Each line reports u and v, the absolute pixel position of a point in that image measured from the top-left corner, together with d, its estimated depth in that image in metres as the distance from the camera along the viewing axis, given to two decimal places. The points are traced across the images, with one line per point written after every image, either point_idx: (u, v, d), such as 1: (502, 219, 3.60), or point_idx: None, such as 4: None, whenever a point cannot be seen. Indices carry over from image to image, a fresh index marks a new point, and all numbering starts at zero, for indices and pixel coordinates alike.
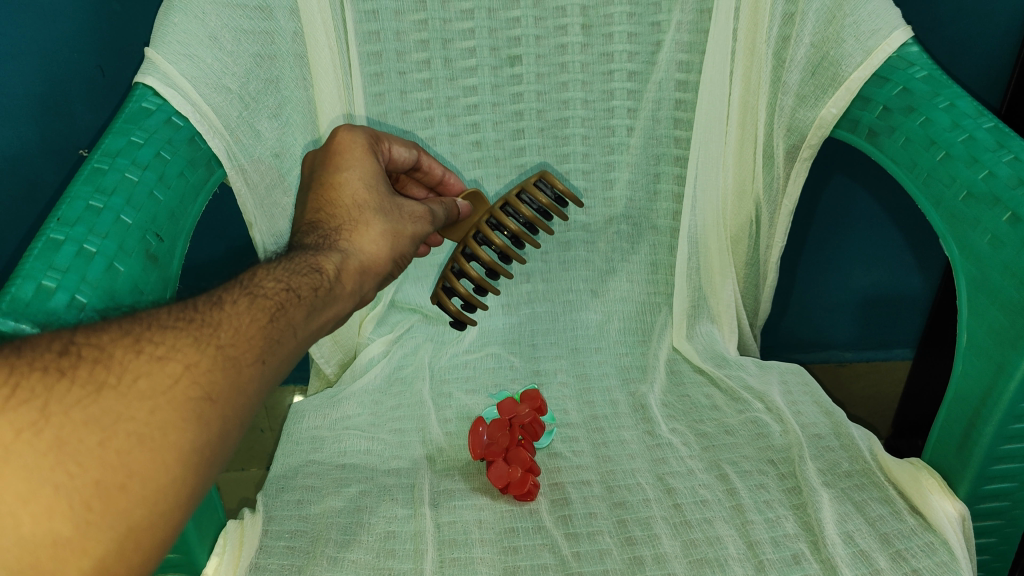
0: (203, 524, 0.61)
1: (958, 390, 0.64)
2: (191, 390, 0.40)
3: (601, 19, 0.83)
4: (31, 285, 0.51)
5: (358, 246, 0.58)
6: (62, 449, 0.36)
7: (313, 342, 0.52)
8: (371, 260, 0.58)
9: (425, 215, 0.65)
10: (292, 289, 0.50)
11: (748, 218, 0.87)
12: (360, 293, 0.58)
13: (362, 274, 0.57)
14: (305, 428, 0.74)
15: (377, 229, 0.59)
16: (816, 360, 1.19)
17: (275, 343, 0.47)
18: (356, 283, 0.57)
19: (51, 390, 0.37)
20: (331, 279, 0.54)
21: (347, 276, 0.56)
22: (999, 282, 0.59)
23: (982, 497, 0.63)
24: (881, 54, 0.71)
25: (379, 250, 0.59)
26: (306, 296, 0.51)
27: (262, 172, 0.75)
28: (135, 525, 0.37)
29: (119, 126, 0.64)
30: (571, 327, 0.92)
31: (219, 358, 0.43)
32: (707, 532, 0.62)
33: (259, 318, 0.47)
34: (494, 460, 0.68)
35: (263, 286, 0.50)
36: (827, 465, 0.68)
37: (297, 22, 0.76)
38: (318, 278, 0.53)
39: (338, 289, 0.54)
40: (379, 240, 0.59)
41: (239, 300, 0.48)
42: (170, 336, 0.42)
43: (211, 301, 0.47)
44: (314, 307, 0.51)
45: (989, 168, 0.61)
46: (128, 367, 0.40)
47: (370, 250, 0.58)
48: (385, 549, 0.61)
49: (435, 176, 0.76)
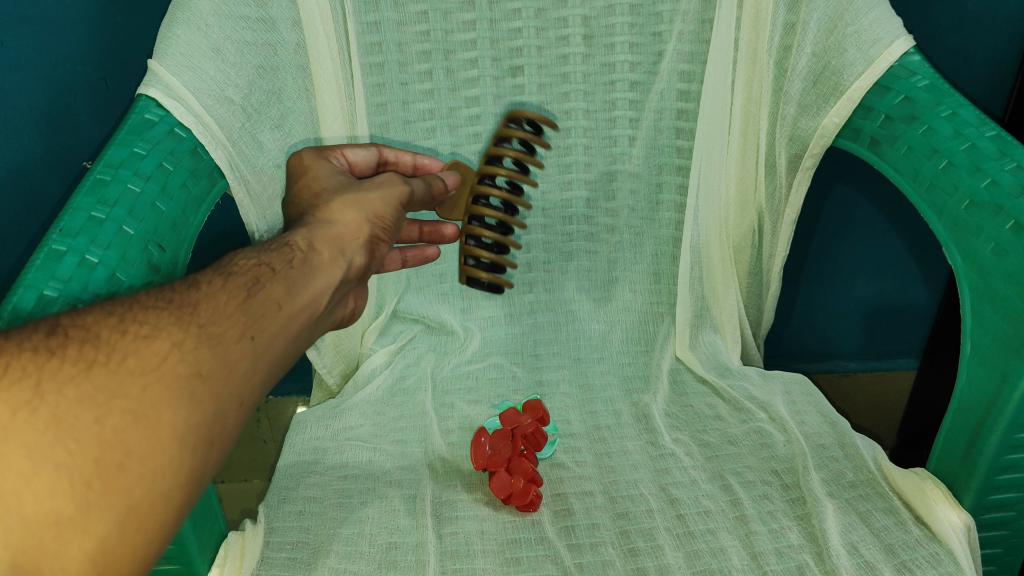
0: (203, 533, 0.60)
1: (963, 399, 0.63)
2: (180, 366, 0.41)
3: (603, 29, 0.83)
4: (33, 294, 0.51)
5: (328, 219, 0.57)
6: (60, 427, 0.37)
7: (309, 317, 0.51)
8: (344, 229, 0.56)
9: (392, 180, 0.62)
10: (265, 264, 0.50)
11: (751, 228, 0.86)
12: (348, 259, 0.56)
13: (339, 240, 0.56)
14: (307, 438, 0.74)
15: (339, 203, 0.58)
16: (820, 370, 1.18)
17: (257, 318, 0.47)
18: (336, 250, 0.55)
19: (43, 369, 0.38)
20: (304, 250, 0.53)
21: (321, 245, 0.54)
22: (1002, 291, 0.59)
23: (987, 507, 0.63)
24: (884, 63, 0.71)
25: (350, 216, 0.57)
26: (281, 269, 0.50)
27: (265, 182, 0.75)
28: (136, 503, 0.37)
29: (122, 136, 0.64)
30: (573, 337, 0.92)
31: (202, 335, 0.43)
32: (711, 543, 0.62)
33: (236, 295, 0.47)
34: (497, 471, 0.68)
35: (237, 266, 0.50)
36: (832, 475, 0.68)
37: (299, 34, 0.77)
38: (289, 252, 0.52)
39: (314, 259, 0.53)
40: (348, 212, 0.58)
41: (215, 280, 0.48)
42: (153, 316, 0.43)
43: (188, 283, 0.47)
44: (291, 279, 0.50)
45: (992, 176, 0.61)
46: (116, 347, 0.40)
47: (340, 220, 0.57)
48: (387, 560, 0.61)
49: (406, 164, 0.74)
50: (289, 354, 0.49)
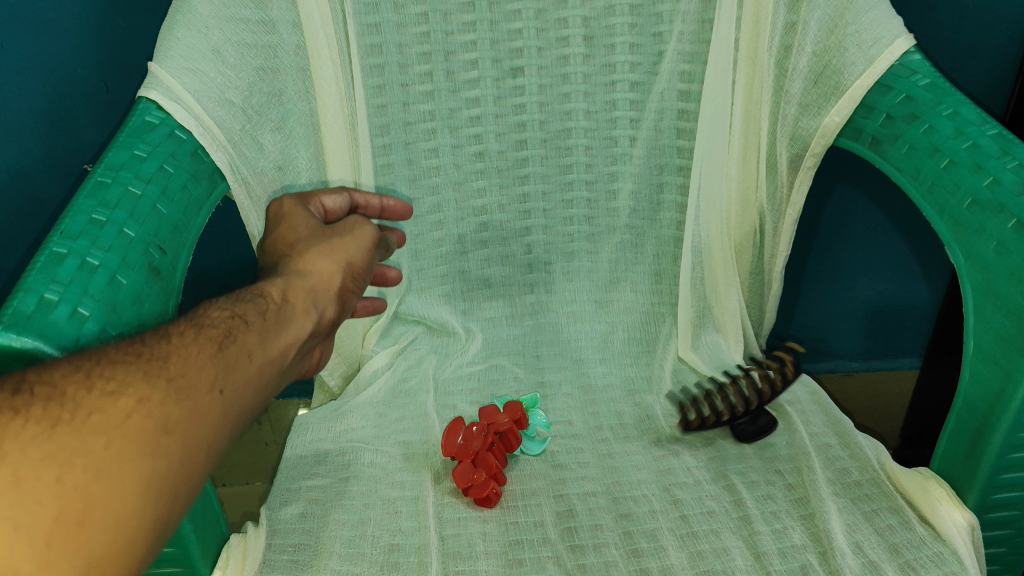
0: (205, 535, 0.59)
1: (966, 399, 0.63)
2: (146, 421, 0.41)
3: (603, 30, 0.83)
4: (32, 299, 0.50)
5: (301, 269, 0.59)
6: (20, 487, 0.36)
7: (278, 367, 0.52)
8: (316, 280, 0.59)
9: (358, 227, 0.66)
10: (238, 315, 0.51)
11: (752, 228, 0.85)
12: (319, 310, 0.58)
13: (313, 291, 0.58)
14: (308, 441, 0.74)
15: (313, 252, 0.61)
16: (823, 370, 1.18)
17: (230, 369, 0.47)
18: (307, 301, 0.57)
19: (5, 429, 0.37)
20: (277, 302, 0.55)
21: (294, 296, 0.56)
22: (1005, 289, 0.59)
23: (991, 506, 0.63)
24: (883, 63, 0.71)
25: (322, 266, 0.60)
26: (254, 321, 0.51)
27: (266, 183, 0.75)
28: (98, 558, 0.37)
29: (122, 140, 0.64)
30: (575, 338, 0.92)
31: (170, 389, 0.43)
32: (714, 543, 0.62)
33: (209, 346, 0.47)
34: (462, 462, 0.68)
35: (209, 316, 0.50)
36: (836, 474, 0.68)
37: (300, 36, 0.76)
38: (263, 303, 0.54)
39: (286, 310, 0.55)
40: (321, 261, 0.61)
41: (187, 330, 0.48)
42: (121, 370, 0.43)
43: (159, 333, 0.47)
44: (264, 329, 0.52)
45: (993, 175, 0.61)
46: (83, 401, 0.40)
47: (314, 270, 0.60)
48: (388, 562, 0.61)
49: (374, 207, 0.74)
50: (257, 404, 0.50)
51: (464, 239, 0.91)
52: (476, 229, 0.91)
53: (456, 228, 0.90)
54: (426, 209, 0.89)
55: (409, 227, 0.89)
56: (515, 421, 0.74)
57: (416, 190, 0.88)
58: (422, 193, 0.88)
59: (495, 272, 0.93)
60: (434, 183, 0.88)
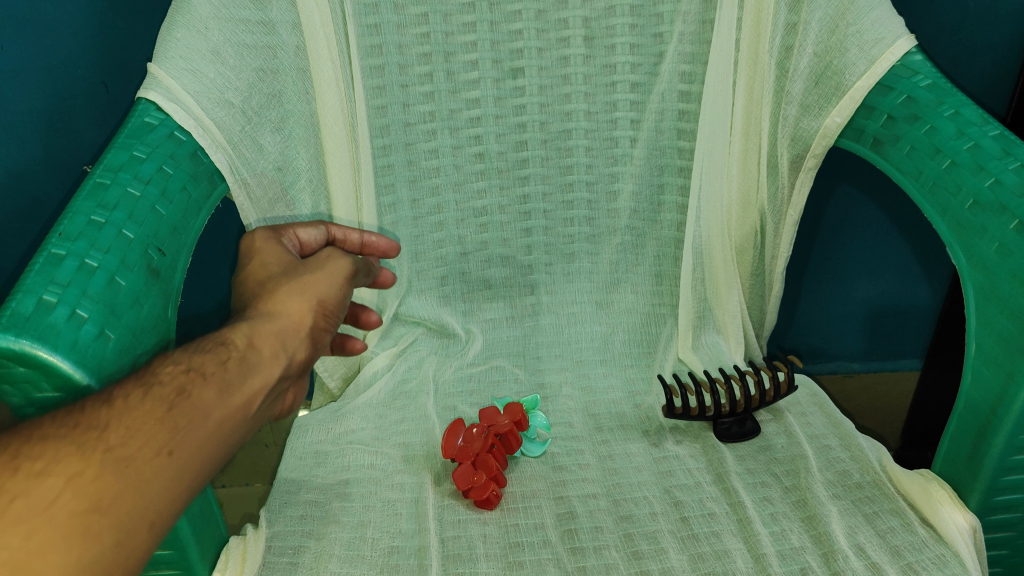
0: (203, 538, 0.58)
1: (967, 400, 0.63)
2: (75, 503, 0.38)
3: (604, 31, 0.83)
4: (31, 300, 0.49)
5: (270, 309, 0.54)
6: None
7: (242, 422, 0.48)
8: (288, 319, 0.53)
9: (332, 259, 0.60)
10: (193, 370, 0.47)
11: (752, 229, 0.85)
12: (291, 354, 0.53)
13: (285, 333, 0.53)
14: (308, 442, 0.74)
15: (284, 291, 0.55)
16: (824, 371, 1.17)
17: (179, 432, 0.43)
18: (277, 344, 0.52)
19: None
20: (242, 348, 0.50)
21: (261, 340, 0.51)
22: (1007, 291, 0.59)
23: (993, 508, 0.62)
24: (885, 63, 0.71)
25: (293, 306, 0.54)
26: (212, 374, 0.47)
27: (265, 185, 0.75)
28: None
29: (121, 141, 0.63)
30: (576, 339, 0.91)
31: (109, 462, 0.40)
32: (715, 546, 0.62)
33: (155, 410, 0.44)
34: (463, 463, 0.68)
35: (161, 373, 0.46)
36: (837, 475, 0.68)
37: (299, 36, 0.76)
38: (225, 351, 0.49)
39: (252, 356, 0.50)
40: (292, 300, 0.55)
41: (133, 393, 0.44)
42: (51, 448, 0.39)
43: (102, 400, 0.44)
44: (223, 383, 0.47)
45: (995, 176, 0.61)
46: (3, 488, 0.37)
47: (284, 311, 0.54)
48: (388, 565, 0.61)
49: (353, 242, 0.70)
50: (216, 466, 0.46)
51: (464, 240, 0.90)
52: (477, 230, 0.90)
53: (457, 229, 0.90)
54: (426, 210, 0.89)
55: (409, 227, 0.89)
56: (515, 423, 0.74)
57: (416, 190, 0.88)
58: (422, 194, 0.88)
59: (496, 273, 0.92)
60: (434, 184, 0.88)
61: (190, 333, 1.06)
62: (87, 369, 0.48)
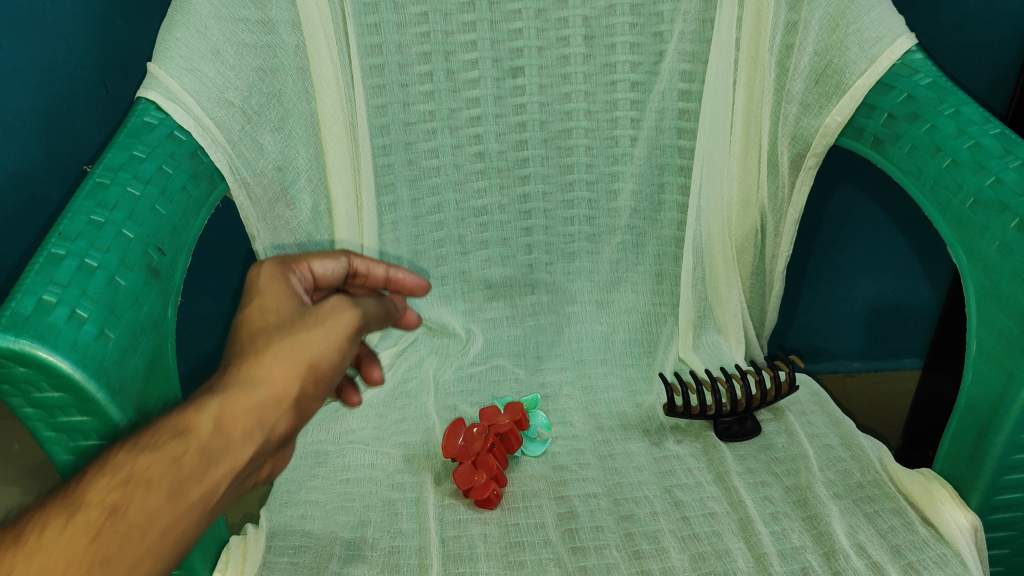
0: (204, 540, 0.58)
1: (968, 399, 0.63)
2: None
3: (604, 30, 0.83)
4: (31, 300, 0.49)
5: (248, 380, 0.43)
6: None
7: (196, 530, 0.41)
8: (267, 393, 0.43)
9: (339, 308, 0.47)
10: (135, 477, 0.39)
11: (753, 228, 0.85)
12: (268, 431, 0.43)
13: (261, 410, 0.43)
14: (308, 442, 0.74)
15: (270, 355, 0.44)
16: (824, 371, 1.17)
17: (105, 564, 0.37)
18: (249, 426, 0.42)
19: None
20: (200, 440, 0.41)
21: (227, 424, 0.42)
22: (1008, 290, 0.59)
23: (994, 507, 0.62)
24: (886, 62, 0.71)
25: (277, 374, 0.44)
26: (155, 482, 0.39)
27: (265, 185, 0.75)
28: None
29: (121, 141, 0.63)
30: (576, 338, 0.91)
31: None
32: (716, 545, 0.62)
33: (78, 540, 0.37)
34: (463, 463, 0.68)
35: (99, 482, 0.39)
36: (838, 475, 0.67)
37: (299, 36, 0.76)
38: (179, 445, 0.41)
39: (212, 449, 0.41)
40: (277, 365, 0.44)
41: (63, 513, 0.38)
42: None
43: (30, 522, 0.38)
44: (167, 494, 0.39)
45: (996, 174, 0.61)
46: None
47: (262, 382, 0.43)
48: (389, 564, 0.61)
49: (377, 277, 0.59)
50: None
51: (464, 240, 0.90)
52: (477, 229, 0.90)
53: (457, 228, 0.90)
54: (426, 209, 0.89)
55: (410, 227, 0.89)
56: (516, 423, 0.73)
57: (416, 190, 0.88)
58: (422, 193, 0.88)
59: (496, 273, 0.92)
60: (434, 183, 0.88)
61: (190, 334, 1.06)
62: (87, 368, 0.48)
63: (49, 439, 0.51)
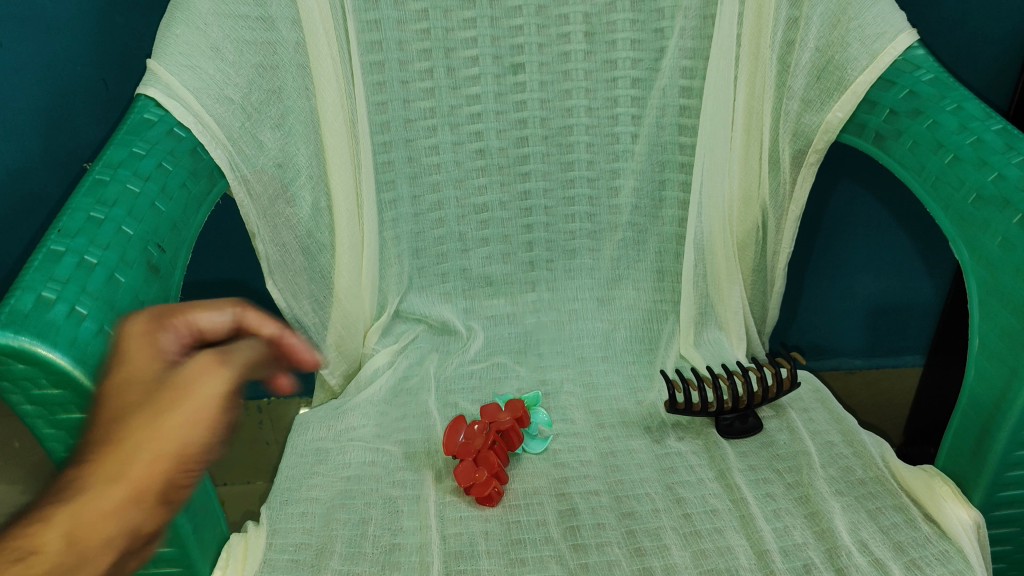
0: (203, 536, 0.57)
1: (972, 395, 0.62)
2: None
3: (605, 26, 0.83)
4: (30, 296, 0.49)
5: (72, 489, 0.40)
6: None
7: None
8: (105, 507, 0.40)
9: (200, 379, 0.44)
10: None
11: (755, 224, 0.85)
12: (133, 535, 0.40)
13: (97, 527, 0.39)
14: (309, 440, 0.74)
15: (127, 449, 0.41)
16: (825, 368, 1.16)
17: None
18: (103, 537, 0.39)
19: None
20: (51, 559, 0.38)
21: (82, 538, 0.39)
22: (1010, 285, 0.58)
23: (997, 504, 0.62)
24: (887, 58, 0.71)
25: (132, 472, 0.41)
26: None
27: (265, 182, 0.74)
28: None
29: (121, 137, 0.63)
30: (578, 336, 0.90)
31: None
32: (718, 542, 0.62)
33: None
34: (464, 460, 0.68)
35: None
36: (841, 471, 0.67)
37: (299, 32, 0.76)
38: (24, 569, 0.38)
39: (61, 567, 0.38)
40: (119, 475, 0.40)
41: None
42: None
43: None
44: None
45: (998, 170, 0.61)
46: None
47: (97, 493, 0.40)
48: (390, 562, 0.61)
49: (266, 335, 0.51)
50: None
51: (465, 237, 0.90)
52: (477, 227, 0.90)
53: (457, 225, 0.90)
54: (427, 207, 0.89)
55: (410, 224, 0.89)
56: (517, 420, 0.73)
57: (417, 187, 0.88)
58: (423, 190, 0.88)
59: (496, 270, 0.92)
60: (434, 180, 0.88)
61: None
62: (86, 365, 0.48)
63: (47, 435, 0.50)
